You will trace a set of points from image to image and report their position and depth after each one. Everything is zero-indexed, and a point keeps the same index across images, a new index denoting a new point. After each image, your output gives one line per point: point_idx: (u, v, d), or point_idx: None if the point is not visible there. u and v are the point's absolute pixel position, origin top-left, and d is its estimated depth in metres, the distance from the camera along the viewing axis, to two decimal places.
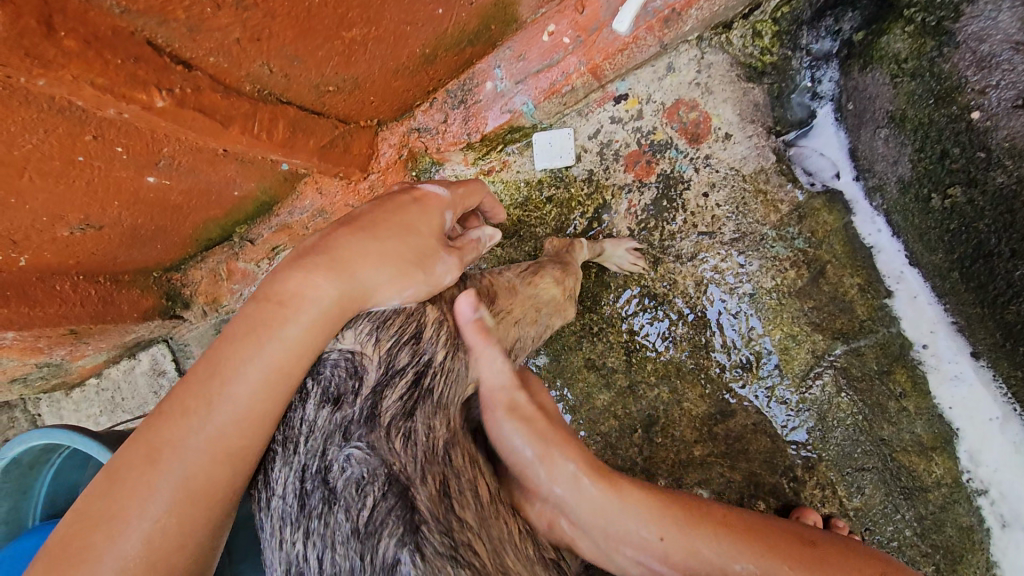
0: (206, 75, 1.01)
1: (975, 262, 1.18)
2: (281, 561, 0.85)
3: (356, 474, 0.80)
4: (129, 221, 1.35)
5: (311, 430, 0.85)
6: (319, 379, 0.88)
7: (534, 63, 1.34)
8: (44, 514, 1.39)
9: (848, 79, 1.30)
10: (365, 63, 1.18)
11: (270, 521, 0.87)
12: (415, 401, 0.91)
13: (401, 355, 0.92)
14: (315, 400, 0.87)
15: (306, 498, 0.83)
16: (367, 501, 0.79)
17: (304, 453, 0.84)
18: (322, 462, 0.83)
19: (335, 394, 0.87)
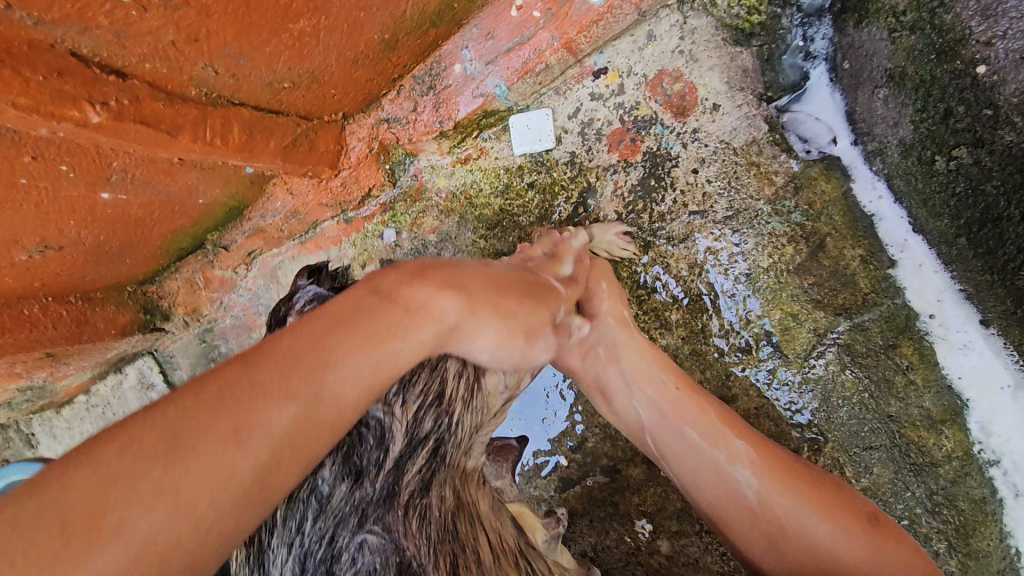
0: (144, 82, 0.93)
1: (983, 227, 1.11)
2: None
3: (369, 564, 0.78)
4: (90, 239, 1.28)
5: (324, 511, 0.80)
6: (337, 450, 0.82)
7: (504, 40, 1.26)
8: None
9: (842, 36, 1.22)
10: (320, 56, 1.09)
11: None
12: (430, 471, 0.88)
13: (425, 421, 0.86)
14: (333, 472, 0.82)
15: None
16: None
17: (309, 535, 0.80)
18: (330, 550, 0.79)
19: (354, 468, 0.82)
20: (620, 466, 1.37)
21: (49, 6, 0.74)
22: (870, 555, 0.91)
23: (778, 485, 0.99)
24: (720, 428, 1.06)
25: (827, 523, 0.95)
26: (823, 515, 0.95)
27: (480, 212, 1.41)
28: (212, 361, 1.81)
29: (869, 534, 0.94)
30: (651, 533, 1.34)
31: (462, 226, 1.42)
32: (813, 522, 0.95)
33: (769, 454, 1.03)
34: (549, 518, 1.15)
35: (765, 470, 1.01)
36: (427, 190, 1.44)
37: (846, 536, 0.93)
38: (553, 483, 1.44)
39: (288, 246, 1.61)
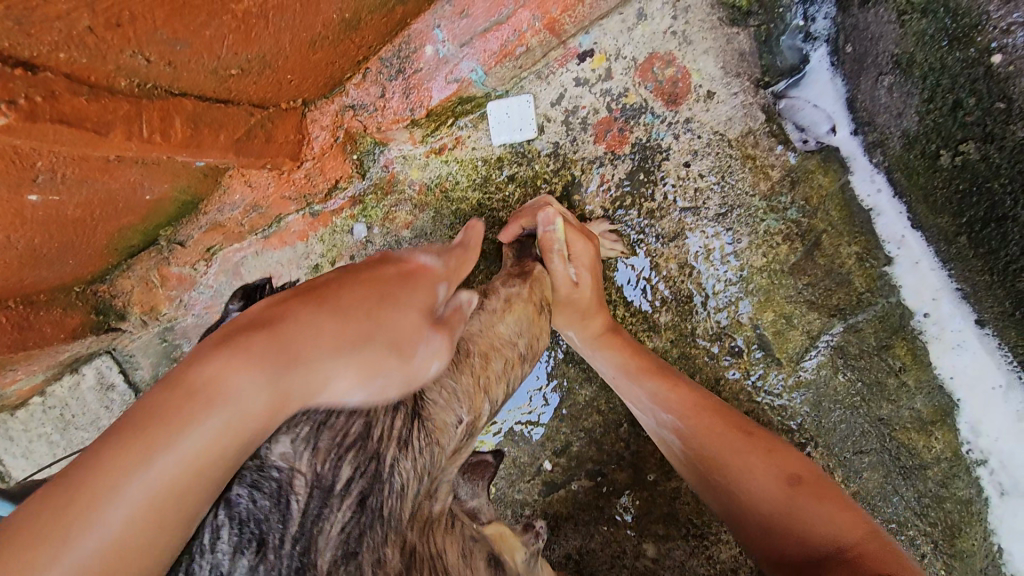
0: (62, 75, 0.80)
1: (986, 226, 1.06)
2: None
3: None
4: (23, 242, 1.16)
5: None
6: (236, 514, 0.64)
7: (480, 20, 1.13)
8: None
9: (846, 17, 1.14)
10: (271, 38, 0.97)
11: None
12: (359, 530, 0.70)
13: (343, 468, 0.72)
14: (228, 546, 0.63)
15: None
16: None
17: None
18: None
19: (257, 534, 0.65)
20: (606, 470, 1.33)
21: None
22: (789, 504, 0.89)
23: (692, 429, 1.03)
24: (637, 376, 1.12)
25: (753, 458, 0.96)
26: (751, 461, 0.96)
27: (457, 206, 1.31)
28: (175, 360, 1.71)
29: (784, 489, 0.91)
30: (636, 536, 1.30)
31: (439, 221, 1.33)
32: (743, 458, 0.97)
33: (727, 426, 1.01)
34: (528, 533, 0.96)
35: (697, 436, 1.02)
36: (399, 183, 1.34)
37: (764, 485, 0.93)
38: (537, 486, 1.39)
39: (250, 241, 1.51)
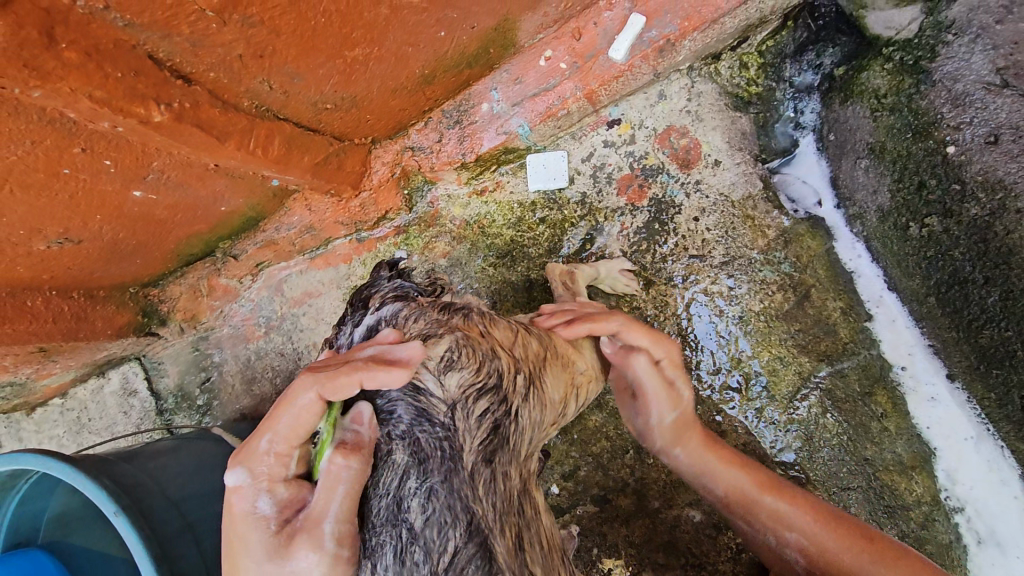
0: (205, 90, 1.00)
1: (951, 288, 1.25)
2: None
3: (436, 517, 0.74)
4: (110, 235, 1.30)
5: (390, 490, 0.76)
6: (402, 437, 0.77)
7: (530, 86, 1.34)
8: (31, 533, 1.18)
9: (829, 112, 1.40)
10: (365, 82, 1.19)
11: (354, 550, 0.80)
12: (492, 448, 0.82)
13: (478, 403, 0.80)
14: (403, 429, 0.77)
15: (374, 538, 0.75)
16: (451, 549, 0.74)
17: (377, 487, 0.77)
18: (392, 500, 0.75)
19: (421, 455, 0.76)
20: (611, 497, 1.39)
21: (141, 12, 0.81)
22: None
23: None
24: (762, 490, 1.10)
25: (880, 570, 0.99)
26: (884, 569, 0.99)
27: (492, 241, 1.48)
28: (203, 370, 1.77)
29: None
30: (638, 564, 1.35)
31: (474, 252, 1.49)
32: (806, 521, 1.06)
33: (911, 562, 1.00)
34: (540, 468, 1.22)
35: (870, 564, 1.00)
36: (442, 217, 1.52)
37: None
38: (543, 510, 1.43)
39: (297, 260, 1.64)
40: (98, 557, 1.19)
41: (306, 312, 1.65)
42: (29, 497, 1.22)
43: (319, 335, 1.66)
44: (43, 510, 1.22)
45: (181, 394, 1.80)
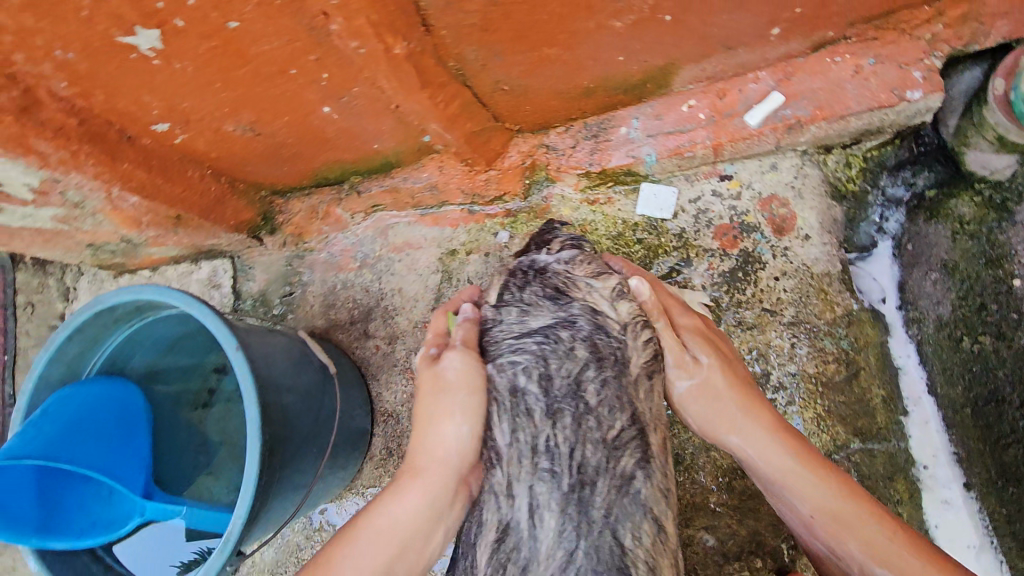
0: (432, 42, 1.20)
1: (987, 403, 1.40)
2: (528, 454, 1.01)
3: (608, 399, 1.04)
4: (282, 137, 1.49)
5: (570, 373, 1.04)
6: (585, 339, 1.08)
7: (668, 125, 1.54)
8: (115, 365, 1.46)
9: (913, 226, 1.58)
10: (543, 78, 1.38)
11: (506, 419, 1.05)
12: (652, 367, 1.14)
13: (642, 334, 1.13)
14: (586, 336, 1.09)
15: (555, 410, 1.03)
16: (617, 426, 1.03)
17: (557, 372, 1.05)
18: (574, 381, 1.04)
19: (599, 355, 1.07)
20: None
21: None
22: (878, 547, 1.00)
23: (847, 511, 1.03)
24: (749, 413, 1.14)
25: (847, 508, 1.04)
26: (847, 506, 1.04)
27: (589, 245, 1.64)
28: (287, 285, 1.92)
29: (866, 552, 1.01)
30: None
31: None
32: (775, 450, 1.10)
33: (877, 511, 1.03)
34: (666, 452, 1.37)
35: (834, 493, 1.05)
36: (550, 213, 1.70)
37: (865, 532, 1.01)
38: None
39: (408, 213, 1.82)
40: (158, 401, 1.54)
41: (401, 260, 1.82)
42: (126, 342, 1.45)
43: (405, 283, 1.81)
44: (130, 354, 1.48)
45: (259, 300, 1.95)
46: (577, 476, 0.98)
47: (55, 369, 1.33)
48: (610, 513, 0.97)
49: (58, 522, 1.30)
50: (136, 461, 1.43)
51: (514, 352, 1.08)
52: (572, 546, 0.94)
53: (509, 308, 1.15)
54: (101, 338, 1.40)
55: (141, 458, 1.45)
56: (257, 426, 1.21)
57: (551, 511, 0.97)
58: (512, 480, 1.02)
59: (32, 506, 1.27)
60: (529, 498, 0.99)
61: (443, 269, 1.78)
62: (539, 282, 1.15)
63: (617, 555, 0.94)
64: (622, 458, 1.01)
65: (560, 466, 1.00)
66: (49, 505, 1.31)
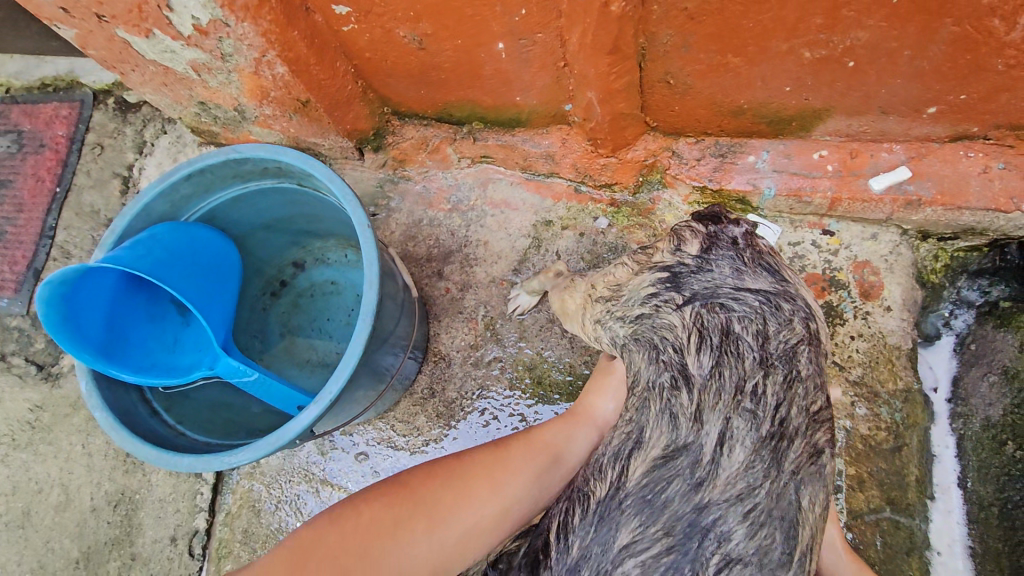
0: (638, 12, 1.25)
1: (1017, 508, 1.50)
2: (730, 391, 1.06)
3: (814, 370, 1.09)
4: (441, 60, 1.52)
5: (787, 340, 1.08)
6: (803, 312, 1.12)
7: (795, 165, 1.61)
8: (211, 218, 1.45)
9: (981, 328, 1.62)
10: (710, 85, 1.45)
11: (712, 357, 1.09)
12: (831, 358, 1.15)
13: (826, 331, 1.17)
14: (800, 308, 1.12)
15: (767, 361, 1.07)
16: (819, 402, 1.10)
17: (775, 326, 1.09)
18: (790, 346, 1.08)
19: (814, 333, 1.12)
20: None
21: None
22: None
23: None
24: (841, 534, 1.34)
25: None
26: None
27: None
28: (374, 205, 1.91)
29: None
30: None
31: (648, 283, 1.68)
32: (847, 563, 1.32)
33: None
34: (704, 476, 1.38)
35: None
36: (654, 215, 1.76)
37: None
38: None
39: (515, 173, 1.85)
40: (231, 264, 1.48)
41: (495, 215, 1.84)
42: (235, 203, 1.45)
43: (493, 238, 1.83)
44: (231, 216, 1.48)
45: None
46: (778, 427, 1.05)
47: (161, 204, 1.33)
48: (799, 469, 1.05)
49: (120, 351, 1.27)
50: (216, 314, 1.39)
51: (730, 300, 1.12)
52: (756, 482, 1.03)
53: (720, 262, 1.17)
54: (213, 189, 1.39)
55: (218, 315, 1.40)
56: (370, 319, 1.21)
57: (743, 446, 1.04)
58: (704, 408, 1.07)
59: (101, 326, 1.24)
60: (723, 428, 1.05)
61: (534, 236, 1.81)
62: (755, 255, 1.18)
63: (794, 508, 1.03)
64: (818, 431, 1.08)
65: (762, 412, 1.05)
66: (117, 330, 1.28)
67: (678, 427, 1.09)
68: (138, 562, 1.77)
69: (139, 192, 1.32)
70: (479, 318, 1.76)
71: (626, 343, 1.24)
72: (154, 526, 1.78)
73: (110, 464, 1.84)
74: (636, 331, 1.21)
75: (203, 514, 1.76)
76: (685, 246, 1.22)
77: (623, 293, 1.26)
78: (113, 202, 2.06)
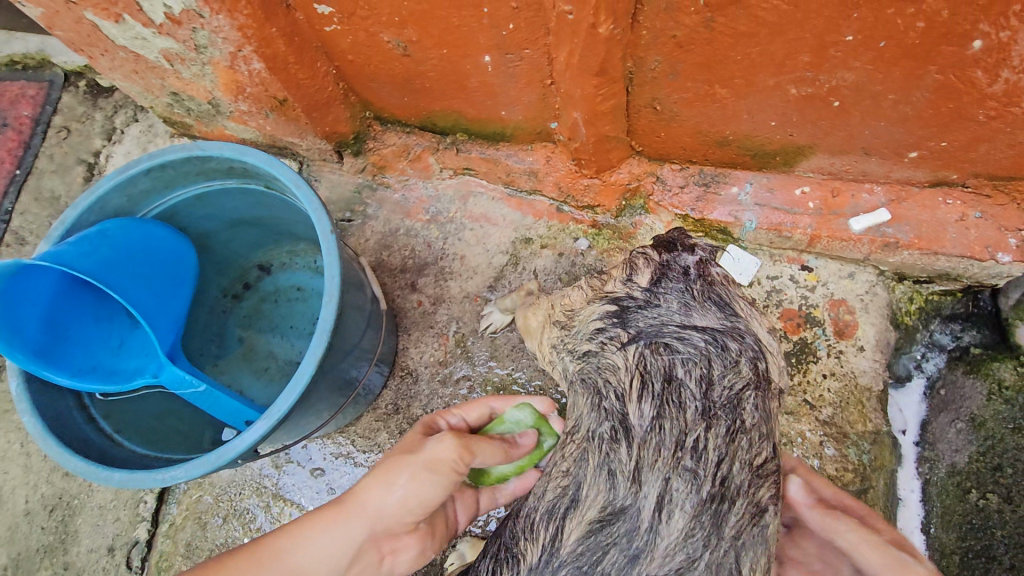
0: (627, 37, 1.23)
1: (977, 557, 1.50)
2: (671, 446, 1.01)
3: (759, 417, 1.03)
4: (426, 68, 1.48)
5: (731, 386, 1.03)
6: (751, 355, 1.06)
7: (777, 200, 1.61)
8: (171, 216, 1.38)
9: (951, 373, 1.63)
10: (696, 114, 1.43)
11: (655, 410, 1.04)
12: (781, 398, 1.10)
13: (778, 374, 1.11)
14: (748, 350, 1.06)
15: (709, 412, 1.01)
16: (764, 455, 1.03)
17: (718, 371, 1.03)
18: (733, 394, 1.02)
19: (761, 378, 1.05)
20: None
21: None
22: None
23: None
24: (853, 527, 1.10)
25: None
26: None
27: None
28: (349, 211, 1.86)
29: None
30: None
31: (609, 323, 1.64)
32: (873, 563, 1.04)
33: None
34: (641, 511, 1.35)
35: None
36: (634, 238, 1.73)
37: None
38: None
39: (496, 188, 1.80)
40: (188, 267, 1.40)
41: (474, 229, 1.80)
42: (197, 202, 1.38)
43: (470, 252, 1.78)
44: (192, 215, 1.41)
45: None
46: (719, 487, 0.99)
47: (117, 197, 1.26)
48: (740, 533, 1.00)
49: (58, 354, 1.18)
50: (166, 319, 1.32)
51: (675, 340, 1.07)
52: (694, 553, 0.98)
53: (667, 297, 1.14)
54: (174, 186, 1.33)
55: (169, 318, 1.33)
56: (326, 334, 1.14)
57: (683, 510, 0.99)
58: (644, 465, 1.02)
59: (38, 324, 1.16)
60: (662, 490, 1.00)
61: (512, 253, 1.77)
62: (704, 288, 1.14)
63: (733, 574, 0.99)
64: (762, 488, 1.02)
65: (703, 471, 1.00)
66: (56, 330, 1.19)
67: (615, 486, 1.03)
68: (70, 572, 1.66)
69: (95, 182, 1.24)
70: (451, 334, 1.72)
71: (575, 381, 1.21)
72: (91, 534, 1.67)
73: (49, 465, 1.74)
74: (583, 369, 1.18)
75: (144, 524, 1.66)
76: (636, 277, 1.20)
77: (575, 324, 1.24)
78: (76, 189, 1.97)
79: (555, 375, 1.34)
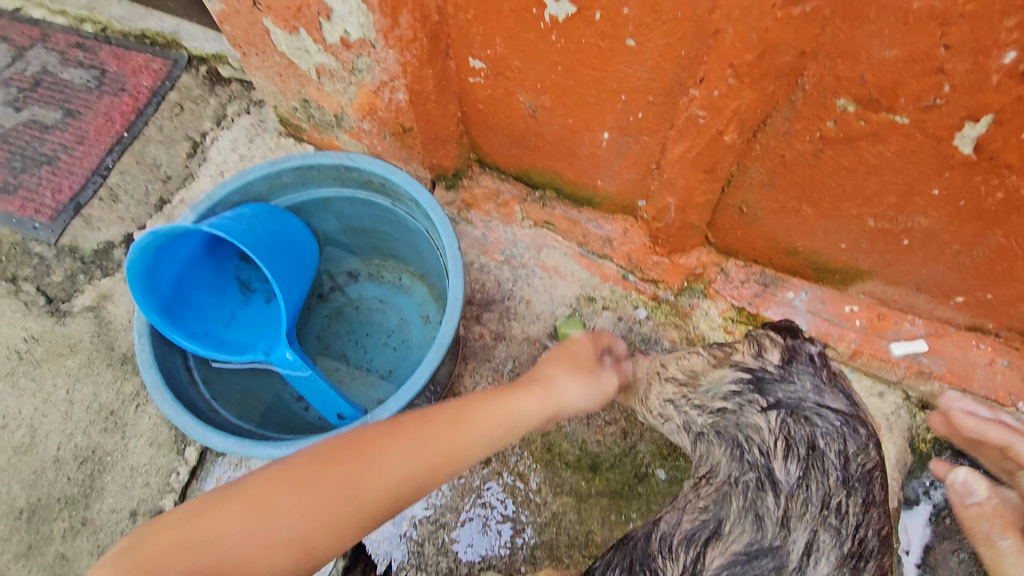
0: (741, 147, 1.40)
1: None
2: (818, 505, 1.12)
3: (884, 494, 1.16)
4: (546, 131, 1.65)
5: (865, 463, 1.14)
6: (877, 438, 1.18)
7: (827, 312, 1.75)
8: (297, 209, 1.51)
9: None
10: (777, 222, 1.60)
11: (802, 473, 1.15)
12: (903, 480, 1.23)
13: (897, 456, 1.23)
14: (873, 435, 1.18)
15: (847, 480, 1.13)
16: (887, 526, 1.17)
17: (853, 449, 1.14)
18: (867, 470, 1.14)
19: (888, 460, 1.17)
20: None
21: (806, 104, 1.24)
22: None
23: None
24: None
25: None
26: None
27: None
28: None
29: None
30: None
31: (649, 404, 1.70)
32: None
33: None
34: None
35: None
36: (689, 318, 1.86)
37: None
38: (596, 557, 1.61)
39: (570, 246, 1.93)
40: (310, 257, 1.53)
41: (544, 278, 1.93)
42: (323, 202, 1.51)
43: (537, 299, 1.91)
44: (314, 212, 1.54)
45: None
46: (857, 547, 1.11)
47: (261, 185, 1.40)
48: None
49: (178, 312, 1.34)
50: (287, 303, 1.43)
51: (815, 414, 1.18)
52: None
53: (801, 375, 1.24)
54: (310, 184, 1.46)
55: (289, 303, 1.44)
56: (443, 350, 1.25)
57: (828, 560, 1.11)
58: (791, 515, 1.14)
59: (169, 283, 1.32)
60: (810, 538, 1.12)
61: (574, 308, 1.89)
62: (831, 374, 1.26)
63: None
64: (887, 554, 1.15)
65: (845, 530, 1.12)
66: (179, 289, 1.35)
67: (762, 528, 1.16)
68: (87, 529, 1.67)
69: (246, 168, 1.38)
70: (506, 371, 1.83)
71: (704, 431, 1.36)
72: (115, 494, 1.69)
73: (88, 417, 1.76)
74: (717, 423, 1.32)
75: (171, 496, 1.68)
76: (766, 353, 1.31)
77: (701, 383, 1.38)
78: (177, 161, 2.08)
79: (661, 424, 1.50)
